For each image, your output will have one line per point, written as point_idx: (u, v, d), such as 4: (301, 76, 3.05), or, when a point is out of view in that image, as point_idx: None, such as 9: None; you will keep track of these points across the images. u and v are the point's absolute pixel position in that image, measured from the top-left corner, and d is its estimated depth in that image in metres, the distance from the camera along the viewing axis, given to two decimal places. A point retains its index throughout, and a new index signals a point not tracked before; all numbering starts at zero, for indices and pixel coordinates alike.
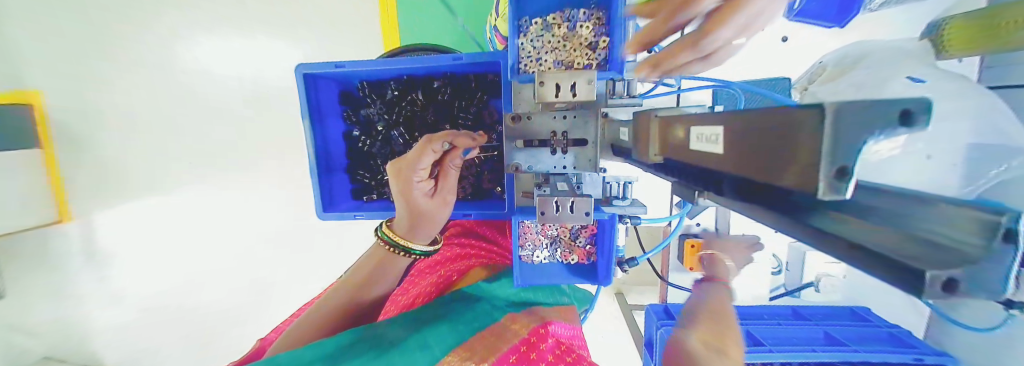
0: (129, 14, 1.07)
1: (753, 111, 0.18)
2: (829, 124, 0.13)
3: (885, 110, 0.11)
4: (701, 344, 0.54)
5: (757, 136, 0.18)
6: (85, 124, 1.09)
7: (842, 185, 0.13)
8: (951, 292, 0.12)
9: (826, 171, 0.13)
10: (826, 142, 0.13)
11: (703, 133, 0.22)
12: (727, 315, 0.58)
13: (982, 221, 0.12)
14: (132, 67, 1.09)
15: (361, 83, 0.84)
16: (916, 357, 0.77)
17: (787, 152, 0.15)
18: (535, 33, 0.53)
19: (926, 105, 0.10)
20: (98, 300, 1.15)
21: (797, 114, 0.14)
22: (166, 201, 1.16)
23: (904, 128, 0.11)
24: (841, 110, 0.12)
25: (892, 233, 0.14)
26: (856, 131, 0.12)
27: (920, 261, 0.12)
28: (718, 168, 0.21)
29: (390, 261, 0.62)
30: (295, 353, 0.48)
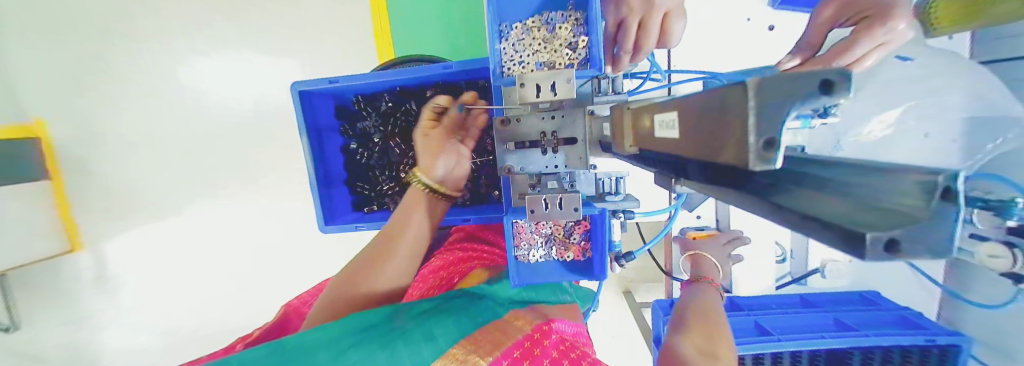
0: (130, 44, 1.10)
1: (699, 95, 0.19)
2: (756, 98, 0.13)
3: (802, 80, 0.12)
4: (694, 348, 0.51)
5: (704, 116, 0.18)
6: (90, 153, 1.10)
7: (771, 156, 0.13)
8: (891, 254, 0.12)
9: (756, 143, 0.14)
10: (754, 115, 0.13)
11: (665, 120, 0.23)
12: (717, 318, 0.59)
13: (925, 184, 0.12)
14: (133, 95, 1.11)
15: (357, 97, 0.86)
16: (928, 338, 0.75)
17: (727, 130, 0.16)
18: (517, 37, 0.54)
19: (844, 76, 0.11)
20: (112, 327, 1.16)
21: (732, 93, 0.15)
22: (172, 224, 1.18)
23: (825, 96, 0.11)
24: (762, 81, 0.13)
25: (850, 202, 0.14)
26: (778, 101, 0.12)
27: (869, 226, 0.12)
28: (679, 154, 0.22)
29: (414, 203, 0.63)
30: (304, 336, 0.45)
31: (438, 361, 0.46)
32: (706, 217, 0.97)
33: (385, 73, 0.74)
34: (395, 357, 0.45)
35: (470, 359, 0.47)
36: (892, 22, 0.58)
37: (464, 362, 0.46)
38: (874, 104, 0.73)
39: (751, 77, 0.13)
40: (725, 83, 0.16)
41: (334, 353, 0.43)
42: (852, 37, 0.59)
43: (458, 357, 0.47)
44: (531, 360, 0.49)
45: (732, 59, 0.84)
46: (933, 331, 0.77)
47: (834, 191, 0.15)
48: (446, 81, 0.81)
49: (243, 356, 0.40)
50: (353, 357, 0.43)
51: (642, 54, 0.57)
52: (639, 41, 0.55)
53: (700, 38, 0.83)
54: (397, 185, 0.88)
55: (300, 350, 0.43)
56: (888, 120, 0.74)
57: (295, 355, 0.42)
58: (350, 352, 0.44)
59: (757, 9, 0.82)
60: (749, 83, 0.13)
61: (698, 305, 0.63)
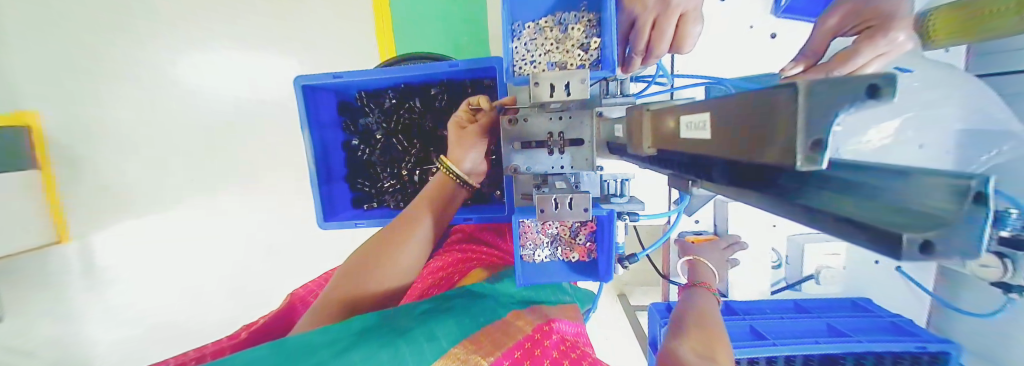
0: (127, 33, 1.08)
1: (736, 97, 0.19)
2: (805, 101, 0.14)
3: (850, 86, 0.12)
4: (692, 352, 0.52)
5: (743, 118, 0.18)
6: (83, 143, 1.08)
7: (818, 157, 0.13)
8: (928, 254, 0.13)
9: (803, 144, 0.14)
10: (801, 117, 0.14)
11: (692, 121, 0.23)
12: (713, 322, 0.60)
13: (955, 189, 0.12)
14: (129, 84, 1.10)
15: (360, 93, 0.86)
16: (919, 345, 0.77)
17: (768, 131, 0.16)
18: (529, 37, 0.54)
19: (890, 81, 0.11)
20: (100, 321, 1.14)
21: (777, 94, 0.15)
22: (166, 217, 1.16)
23: (873, 100, 0.12)
24: (813, 83, 0.13)
25: (882, 204, 0.15)
26: (826, 104, 0.13)
27: (897, 226, 0.13)
28: (707, 155, 0.22)
29: (444, 192, 0.64)
30: (306, 335, 0.44)
31: (438, 361, 0.46)
32: (704, 222, 0.98)
33: (391, 69, 0.73)
34: (397, 356, 0.44)
35: (471, 359, 0.47)
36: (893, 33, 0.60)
37: (465, 362, 0.46)
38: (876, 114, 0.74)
39: (802, 80, 0.14)
40: (767, 84, 0.16)
41: (335, 351, 0.43)
42: (854, 47, 0.62)
43: (460, 356, 0.47)
44: (532, 361, 0.49)
45: (735, 66, 0.85)
46: (924, 337, 0.79)
47: (857, 192, 0.16)
48: (451, 79, 0.80)
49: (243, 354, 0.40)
50: (355, 355, 0.42)
51: (656, 51, 0.59)
52: (653, 42, 0.58)
53: (704, 43, 0.84)
54: (398, 183, 0.87)
55: (302, 348, 0.42)
56: (888, 130, 0.75)
57: (296, 353, 0.41)
58: (354, 349, 0.44)
59: (760, 18, 0.83)
60: (797, 87, 0.14)
61: (696, 311, 0.64)
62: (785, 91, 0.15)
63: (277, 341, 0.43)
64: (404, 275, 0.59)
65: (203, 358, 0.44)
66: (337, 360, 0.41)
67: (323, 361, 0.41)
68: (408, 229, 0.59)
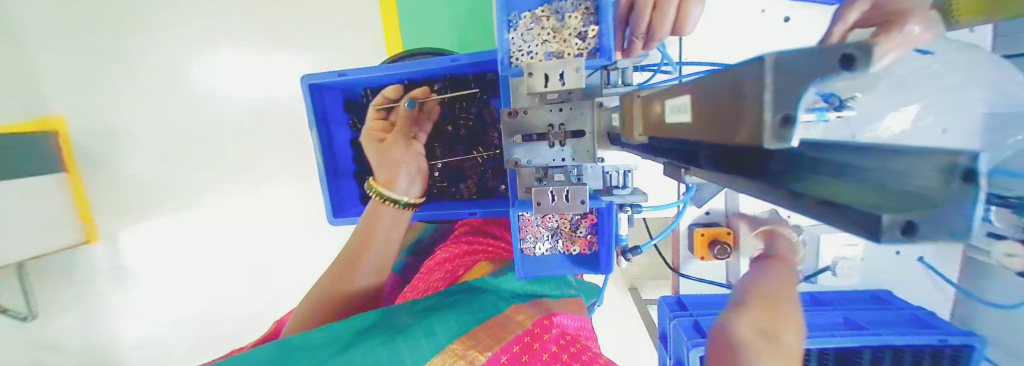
0: (142, 40, 1.13)
1: (712, 77, 0.18)
2: (773, 76, 0.13)
3: (822, 56, 0.11)
4: (752, 333, 0.45)
5: (721, 95, 0.18)
6: (110, 148, 1.16)
7: (787, 134, 0.13)
8: (908, 236, 0.12)
9: (772, 121, 0.13)
10: (769, 92, 0.13)
11: (676, 105, 0.23)
12: (786, 294, 0.49)
13: (942, 167, 0.12)
14: (146, 90, 1.15)
15: (365, 90, 0.87)
16: (939, 338, 0.75)
17: (740, 109, 0.16)
18: (525, 27, 0.53)
19: (867, 50, 0.10)
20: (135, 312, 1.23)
21: (748, 69, 0.15)
22: (186, 215, 1.22)
23: (846, 71, 0.11)
24: (778, 56, 0.13)
25: (873, 189, 0.14)
26: (797, 77, 0.12)
27: (882, 207, 0.12)
28: (688, 138, 0.22)
29: (379, 213, 0.65)
30: (307, 335, 0.47)
31: (436, 357, 0.46)
32: (715, 213, 0.96)
33: (393, 66, 0.74)
34: (395, 352, 0.45)
35: (469, 354, 0.46)
36: (923, 18, 0.47)
37: (463, 358, 0.46)
38: (895, 99, 0.71)
39: (769, 54, 0.13)
40: (740, 61, 0.16)
41: (334, 351, 0.45)
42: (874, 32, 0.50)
43: (457, 352, 0.47)
44: (530, 355, 0.48)
45: (746, 51, 0.83)
46: (946, 330, 0.76)
47: (850, 177, 0.15)
48: (453, 75, 0.81)
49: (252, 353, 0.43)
50: (354, 354, 0.44)
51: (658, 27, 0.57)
52: (653, 24, 0.56)
53: (714, 30, 0.81)
54: None
55: (301, 349, 0.45)
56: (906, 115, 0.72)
57: (296, 353, 0.44)
58: (351, 349, 0.45)
59: (772, 1, 0.80)
60: (766, 63, 0.13)
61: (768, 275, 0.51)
62: (757, 67, 0.14)
63: (281, 342, 0.45)
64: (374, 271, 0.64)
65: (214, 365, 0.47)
66: (335, 359, 0.43)
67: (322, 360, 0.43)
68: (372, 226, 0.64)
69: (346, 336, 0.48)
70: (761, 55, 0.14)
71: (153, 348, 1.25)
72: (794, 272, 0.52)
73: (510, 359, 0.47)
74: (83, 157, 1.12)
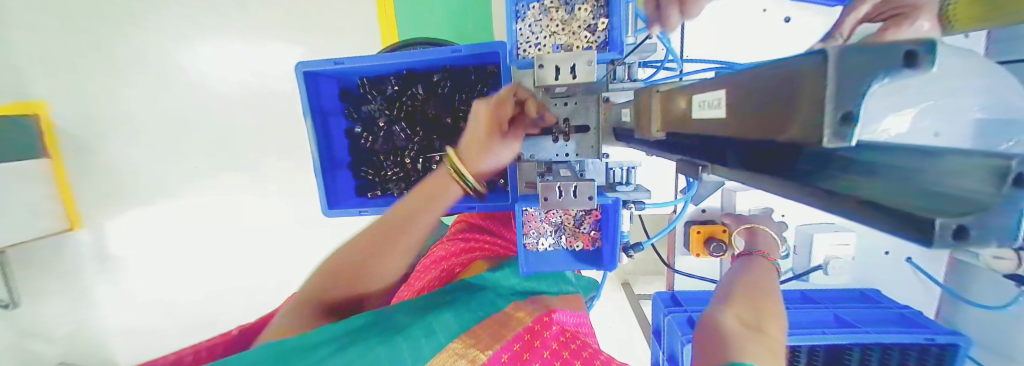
0: (127, 24, 1.09)
1: (762, 70, 0.18)
2: (832, 71, 0.13)
3: (883, 54, 0.11)
4: (736, 322, 0.48)
5: (773, 88, 0.17)
6: (98, 135, 1.14)
7: (847, 131, 0.12)
8: (960, 240, 0.12)
9: (831, 119, 0.13)
10: (830, 89, 0.13)
11: (705, 100, 0.22)
12: (768, 297, 0.54)
13: (990, 168, 0.11)
14: (132, 76, 1.12)
15: (362, 80, 0.85)
16: (927, 337, 0.76)
17: (795, 104, 0.15)
18: (533, 18, 0.52)
19: (930, 47, 0.10)
20: (129, 299, 1.24)
21: (808, 62, 0.14)
22: (177, 204, 1.20)
23: (909, 69, 0.11)
24: (842, 49, 0.12)
25: (916, 188, 0.13)
26: (857, 73, 0.12)
27: (931, 212, 0.12)
28: (722, 134, 0.21)
29: (440, 194, 0.53)
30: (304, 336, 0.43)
31: (437, 357, 0.46)
32: (711, 211, 0.97)
33: (393, 55, 0.72)
34: (395, 352, 0.44)
35: (470, 353, 0.46)
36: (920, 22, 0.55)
37: (464, 356, 0.46)
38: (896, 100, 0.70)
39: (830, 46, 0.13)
40: (800, 54, 0.15)
41: (332, 352, 0.42)
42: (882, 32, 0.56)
43: (457, 351, 0.47)
44: (531, 353, 0.48)
45: (746, 51, 0.83)
46: (933, 329, 0.78)
47: (881, 174, 0.15)
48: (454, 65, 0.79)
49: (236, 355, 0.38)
50: (353, 354, 0.42)
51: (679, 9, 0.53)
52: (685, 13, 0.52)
53: (716, 28, 0.81)
54: (401, 171, 0.87)
55: (296, 350, 0.41)
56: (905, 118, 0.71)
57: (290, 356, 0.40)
58: (352, 350, 0.43)
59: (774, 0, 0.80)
60: (823, 58, 0.13)
61: (747, 278, 0.59)
62: (815, 60, 0.14)
63: (273, 342, 0.41)
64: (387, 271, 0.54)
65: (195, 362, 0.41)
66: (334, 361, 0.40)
67: (320, 360, 0.40)
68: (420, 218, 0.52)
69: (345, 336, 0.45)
70: (816, 49, 0.13)
71: (149, 334, 1.26)
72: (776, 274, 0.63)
73: (511, 357, 0.47)
74: (73, 145, 1.13)
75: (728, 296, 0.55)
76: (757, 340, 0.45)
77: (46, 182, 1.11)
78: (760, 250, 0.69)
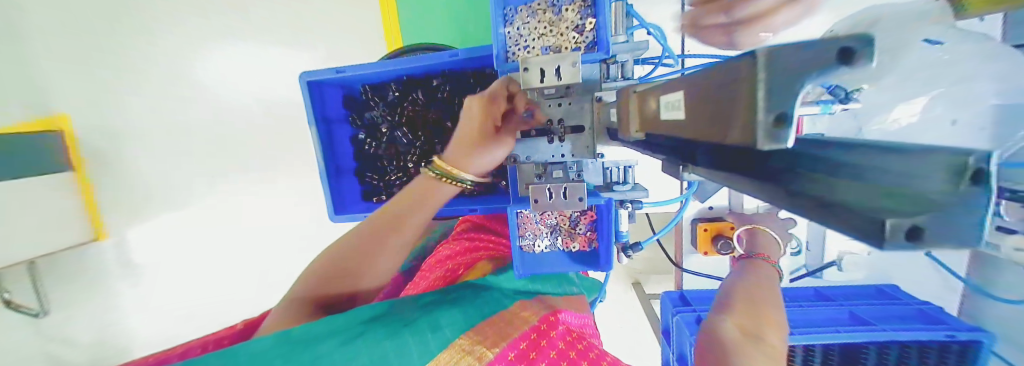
0: (141, 42, 1.14)
1: (709, 72, 0.18)
2: (765, 72, 0.13)
3: (818, 50, 0.11)
4: (737, 328, 0.49)
5: (714, 89, 0.17)
6: (118, 150, 1.19)
7: (782, 132, 0.13)
8: (915, 242, 0.11)
9: (766, 120, 0.13)
10: (762, 88, 0.13)
11: (670, 102, 0.23)
12: (768, 302, 0.55)
13: (952, 167, 0.12)
14: (146, 91, 1.17)
15: (364, 87, 0.87)
16: (948, 333, 0.73)
17: (734, 103, 0.15)
18: (521, 21, 0.53)
19: (865, 41, 0.10)
20: (149, 305, 1.29)
21: (743, 62, 0.14)
22: (192, 213, 1.25)
23: (846, 66, 0.11)
24: (774, 50, 0.12)
25: (873, 187, 0.13)
26: (790, 73, 0.12)
27: (890, 209, 0.11)
28: (682, 135, 0.21)
29: (432, 189, 0.53)
30: (310, 326, 0.43)
31: (444, 353, 0.45)
32: (718, 208, 0.95)
33: (392, 62, 0.74)
34: (402, 346, 0.43)
35: (476, 350, 0.46)
36: None
37: (471, 353, 0.46)
38: (898, 92, 0.75)
39: (763, 47, 0.13)
40: (737, 56, 0.15)
41: (339, 343, 0.42)
42: None
43: (463, 347, 0.46)
44: (539, 352, 0.48)
45: None
46: (953, 326, 0.75)
47: (847, 177, 0.14)
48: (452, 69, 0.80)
49: (248, 347, 0.39)
50: (360, 345, 0.42)
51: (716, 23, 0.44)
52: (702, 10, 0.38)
53: None
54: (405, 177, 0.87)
55: (304, 341, 0.41)
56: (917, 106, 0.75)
57: (297, 347, 0.40)
58: (359, 340, 0.43)
59: None
60: (758, 58, 0.13)
61: (749, 283, 0.60)
62: (749, 62, 0.14)
63: (282, 332, 0.41)
64: (386, 265, 0.54)
65: (206, 346, 0.43)
66: (340, 353, 0.40)
67: (330, 352, 0.40)
68: (412, 210, 0.53)
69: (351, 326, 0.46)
70: (754, 48, 0.13)
71: (169, 340, 1.31)
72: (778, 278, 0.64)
73: (518, 355, 0.47)
74: (96, 159, 1.19)
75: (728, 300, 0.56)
76: (756, 348, 0.47)
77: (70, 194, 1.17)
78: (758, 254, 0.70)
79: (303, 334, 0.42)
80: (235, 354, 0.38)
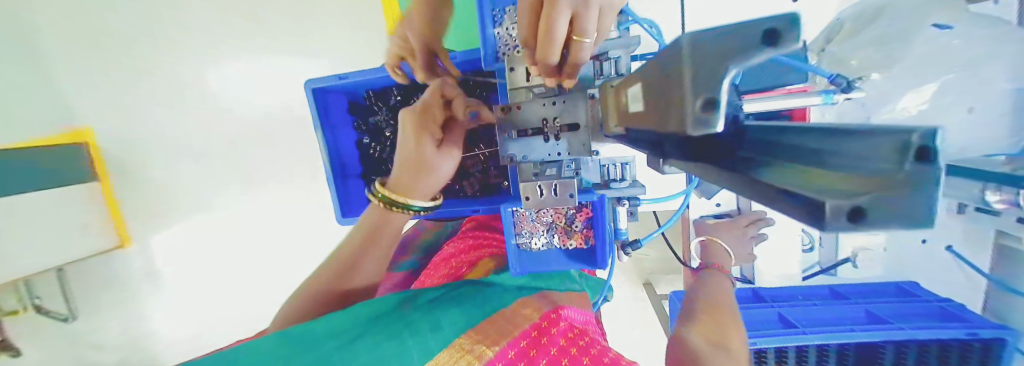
0: (160, 57, 1.20)
1: (656, 62, 0.18)
2: (694, 58, 0.14)
3: (746, 33, 0.12)
4: (702, 338, 0.52)
5: (658, 81, 0.17)
6: (139, 161, 1.25)
7: (709, 118, 0.13)
8: (856, 223, 0.10)
9: (696, 107, 0.13)
10: (691, 77, 0.13)
11: (632, 94, 0.23)
12: (726, 311, 0.59)
13: (899, 144, 0.11)
14: (165, 104, 1.23)
15: (368, 93, 0.89)
16: (971, 331, 0.70)
17: (671, 94, 0.15)
18: (510, 21, 0.55)
19: (788, 23, 0.11)
20: (169, 310, 1.33)
21: (677, 51, 0.14)
22: (209, 220, 1.29)
23: (772, 47, 0.11)
24: (696, 38, 0.13)
25: (836, 176, 0.12)
26: (718, 58, 0.12)
27: (835, 192, 0.11)
28: (641, 127, 0.21)
29: (386, 218, 0.57)
30: (309, 327, 0.46)
31: (445, 353, 0.45)
32: (726, 204, 0.94)
33: None
34: (402, 346, 0.44)
35: (476, 349, 0.46)
36: None
37: (470, 353, 0.46)
38: (910, 78, 0.74)
39: (688, 35, 0.14)
40: (674, 42, 0.15)
41: (341, 343, 0.43)
42: None
43: (464, 347, 0.46)
44: (539, 350, 0.48)
45: None
46: (976, 323, 0.72)
47: (802, 162, 0.14)
48: None
49: (252, 345, 0.42)
50: (361, 347, 0.43)
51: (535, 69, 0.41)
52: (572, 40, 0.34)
53: (716, 16, 0.79)
54: None
55: (305, 341, 0.43)
56: (925, 95, 0.74)
57: (302, 348, 0.42)
58: (361, 341, 0.44)
59: None
60: (686, 46, 0.14)
61: (705, 295, 0.64)
62: (681, 50, 0.14)
63: (282, 334, 0.44)
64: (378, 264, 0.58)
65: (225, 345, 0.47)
66: (341, 352, 0.41)
67: (330, 353, 0.41)
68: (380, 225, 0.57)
69: (353, 328, 0.47)
70: (682, 36, 0.14)
71: (189, 344, 1.36)
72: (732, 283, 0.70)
73: (518, 354, 0.47)
74: (119, 171, 1.25)
75: (691, 313, 0.60)
76: (721, 354, 0.48)
77: (94, 205, 1.22)
78: (715, 264, 0.76)
79: (302, 333, 0.45)
80: (237, 356, 0.40)
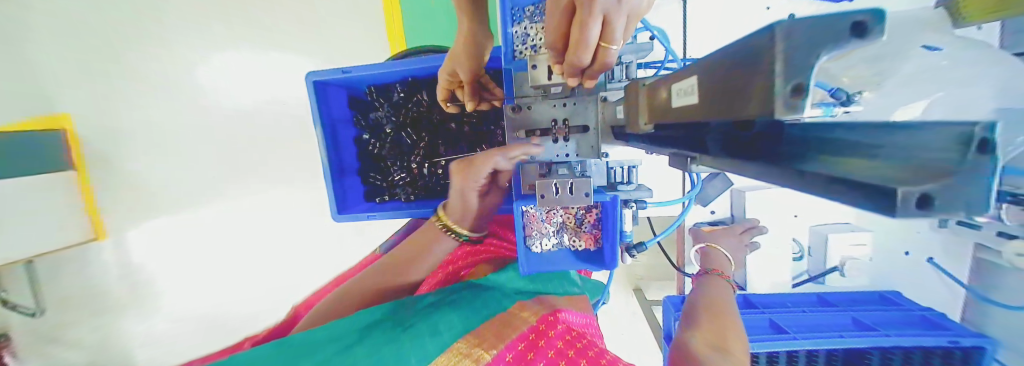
0: (146, 44, 1.16)
1: (722, 58, 0.20)
2: (782, 44, 0.14)
3: (835, 24, 0.12)
4: (704, 345, 0.52)
5: (730, 74, 0.18)
6: (122, 150, 1.21)
7: (799, 102, 0.14)
8: (925, 210, 0.12)
9: (784, 90, 0.14)
10: (780, 63, 0.14)
11: (682, 88, 0.25)
12: (728, 317, 0.60)
13: (959, 135, 0.12)
14: (150, 93, 1.19)
15: (370, 88, 0.87)
16: (952, 339, 0.73)
17: (748, 85, 0.17)
18: (528, 21, 0.58)
19: (875, 16, 0.12)
20: (146, 306, 1.28)
21: (759, 45, 0.16)
22: (194, 213, 1.25)
23: (858, 38, 0.12)
24: (789, 29, 0.14)
25: (894, 165, 0.13)
26: (807, 47, 0.13)
27: (896, 182, 0.12)
28: (695, 117, 0.23)
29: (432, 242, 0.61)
30: (310, 333, 0.45)
31: (442, 356, 0.46)
32: (720, 211, 0.96)
33: (398, 63, 0.75)
34: (401, 353, 0.44)
35: (475, 353, 0.46)
36: None
37: (468, 356, 0.46)
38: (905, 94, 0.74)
39: (781, 23, 0.14)
40: (752, 35, 0.17)
41: (340, 348, 0.44)
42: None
43: (461, 351, 0.46)
44: (536, 352, 0.48)
45: None
46: (957, 332, 0.75)
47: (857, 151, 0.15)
48: None
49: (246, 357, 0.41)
50: (358, 352, 0.43)
51: (558, 66, 0.41)
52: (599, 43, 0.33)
53: (717, 28, 0.81)
54: (408, 176, 0.88)
55: (303, 347, 0.43)
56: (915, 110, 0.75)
57: (297, 354, 0.42)
58: (358, 348, 0.44)
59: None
60: (776, 36, 0.14)
61: (707, 300, 0.65)
62: (767, 38, 0.15)
63: (280, 341, 0.44)
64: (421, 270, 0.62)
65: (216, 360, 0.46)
66: (339, 359, 0.42)
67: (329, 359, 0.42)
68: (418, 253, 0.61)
69: (350, 333, 0.47)
70: (770, 26, 0.15)
71: (166, 341, 1.31)
72: (733, 291, 0.70)
73: (515, 357, 0.47)
74: (99, 161, 1.21)
75: (693, 319, 0.60)
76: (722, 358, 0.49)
77: (72, 194, 1.19)
78: (715, 268, 0.76)
79: (303, 342, 0.44)
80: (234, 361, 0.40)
